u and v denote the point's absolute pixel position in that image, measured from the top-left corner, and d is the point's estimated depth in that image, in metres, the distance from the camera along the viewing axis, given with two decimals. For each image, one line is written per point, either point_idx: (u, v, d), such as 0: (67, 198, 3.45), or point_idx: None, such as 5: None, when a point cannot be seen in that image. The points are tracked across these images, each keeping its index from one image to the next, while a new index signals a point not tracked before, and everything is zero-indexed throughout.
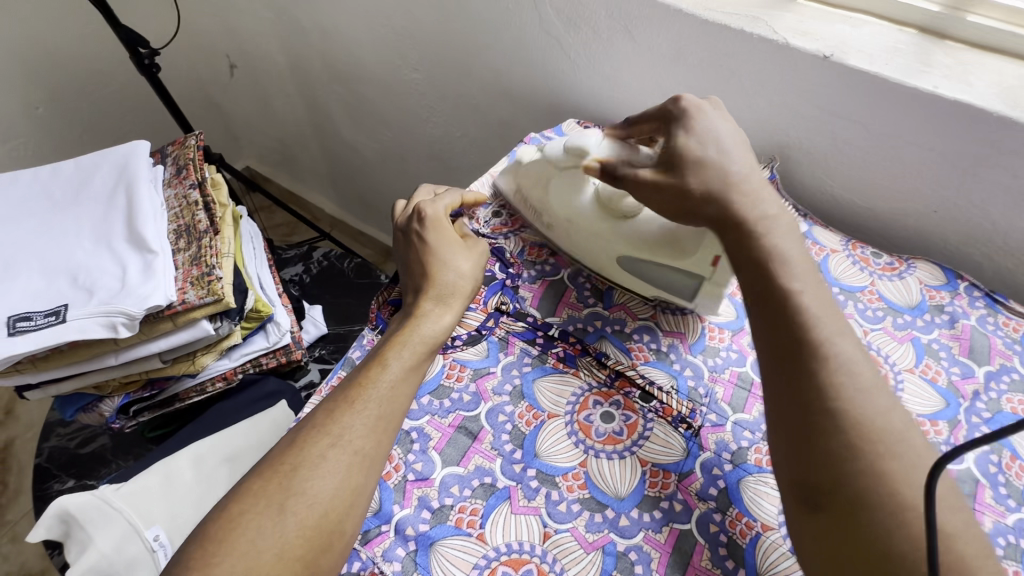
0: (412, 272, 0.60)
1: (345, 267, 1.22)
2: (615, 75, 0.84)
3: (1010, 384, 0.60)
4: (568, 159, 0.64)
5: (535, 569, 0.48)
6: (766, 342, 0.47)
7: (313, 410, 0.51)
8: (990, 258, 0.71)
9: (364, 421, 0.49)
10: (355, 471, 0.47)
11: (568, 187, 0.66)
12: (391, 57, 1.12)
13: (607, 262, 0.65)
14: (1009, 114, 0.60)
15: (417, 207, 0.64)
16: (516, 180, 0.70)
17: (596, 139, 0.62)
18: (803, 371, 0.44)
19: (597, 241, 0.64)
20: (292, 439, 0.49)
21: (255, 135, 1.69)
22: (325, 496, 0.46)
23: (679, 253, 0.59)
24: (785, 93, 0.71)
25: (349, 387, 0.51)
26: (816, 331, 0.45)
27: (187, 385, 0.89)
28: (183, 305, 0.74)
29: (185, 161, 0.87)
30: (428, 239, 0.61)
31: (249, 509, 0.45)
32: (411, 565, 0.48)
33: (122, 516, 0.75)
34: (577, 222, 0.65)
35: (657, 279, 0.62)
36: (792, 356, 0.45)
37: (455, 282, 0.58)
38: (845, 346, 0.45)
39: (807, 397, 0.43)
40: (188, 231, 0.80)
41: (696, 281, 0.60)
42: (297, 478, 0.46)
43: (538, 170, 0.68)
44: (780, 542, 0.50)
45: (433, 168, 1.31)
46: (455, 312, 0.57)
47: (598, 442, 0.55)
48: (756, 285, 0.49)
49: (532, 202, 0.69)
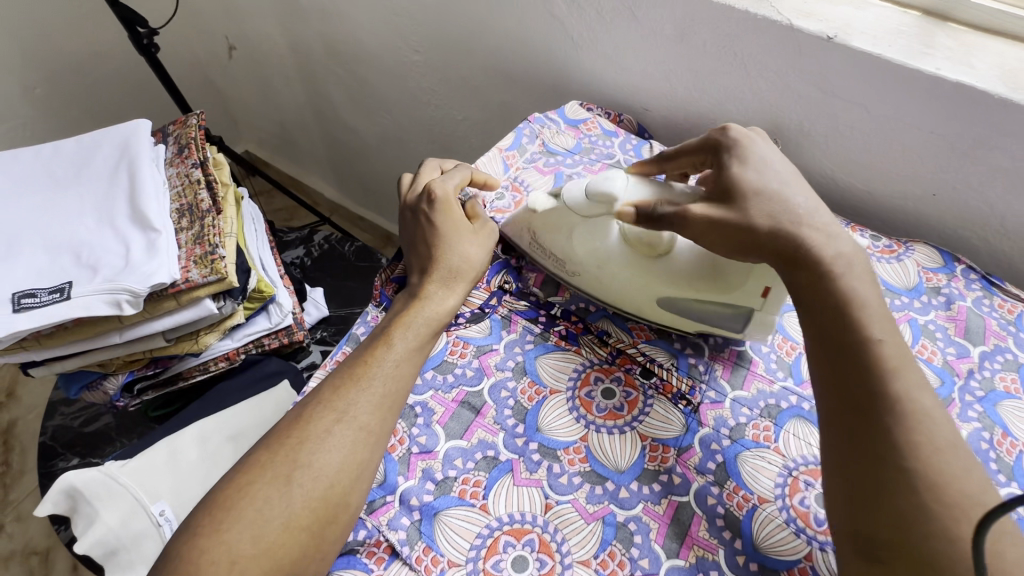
0: (418, 251, 0.61)
1: (345, 250, 1.22)
2: (618, 58, 0.83)
3: (1003, 363, 0.61)
4: (592, 206, 0.60)
5: (536, 539, 0.49)
6: (836, 386, 0.46)
7: (321, 383, 0.52)
8: (987, 241, 0.72)
9: (371, 399, 0.50)
10: (360, 445, 0.48)
11: (592, 232, 0.62)
12: (392, 39, 1.11)
13: (645, 304, 0.61)
14: (1011, 96, 0.60)
15: (427, 186, 0.63)
16: (529, 227, 0.65)
17: (619, 179, 0.59)
18: (874, 423, 0.44)
19: (633, 286, 0.60)
20: (298, 413, 0.50)
21: (255, 119, 1.68)
22: (332, 468, 0.47)
23: (725, 285, 0.58)
24: (788, 76, 0.71)
25: (356, 363, 0.52)
26: (895, 386, 0.44)
27: (191, 364, 0.90)
28: (187, 283, 0.74)
29: (187, 141, 0.87)
30: (435, 220, 0.60)
31: (256, 479, 0.46)
32: (415, 534, 0.49)
33: (129, 492, 0.77)
34: (609, 266, 0.61)
35: (699, 315, 0.60)
36: (868, 411, 0.44)
37: (458, 265, 0.59)
38: (928, 403, 0.44)
39: (880, 452, 0.43)
40: (191, 210, 0.80)
41: (744, 310, 0.58)
42: (305, 451, 0.47)
43: (558, 219, 0.63)
44: (776, 514, 0.51)
45: (434, 152, 1.31)
46: (457, 293, 0.58)
47: (600, 418, 0.56)
48: (829, 330, 0.48)
49: (551, 249, 0.64)
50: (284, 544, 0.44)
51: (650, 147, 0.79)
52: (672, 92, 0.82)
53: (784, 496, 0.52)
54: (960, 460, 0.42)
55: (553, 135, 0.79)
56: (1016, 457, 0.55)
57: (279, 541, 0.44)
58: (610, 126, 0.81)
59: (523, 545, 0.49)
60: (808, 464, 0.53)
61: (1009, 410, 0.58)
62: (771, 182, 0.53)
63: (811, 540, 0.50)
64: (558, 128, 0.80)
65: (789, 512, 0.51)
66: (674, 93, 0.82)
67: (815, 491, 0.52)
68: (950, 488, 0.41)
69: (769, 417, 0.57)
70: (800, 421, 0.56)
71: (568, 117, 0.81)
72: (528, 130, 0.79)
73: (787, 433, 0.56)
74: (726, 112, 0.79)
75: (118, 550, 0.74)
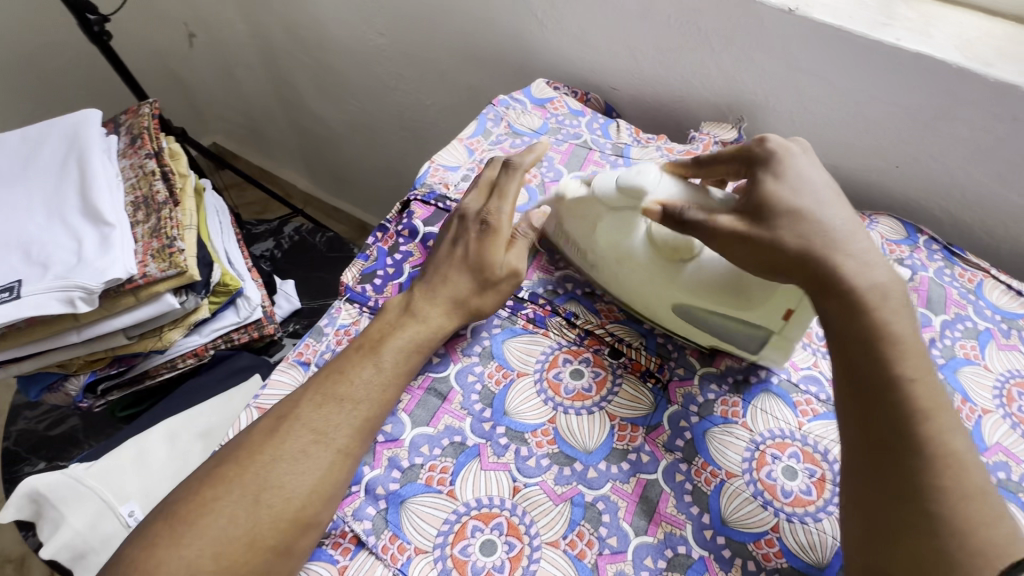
0: (439, 265, 0.59)
1: (317, 241, 1.20)
2: (583, 36, 0.82)
3: (963, 331, 0.62)
4: (621, 198, 0.56)
5: (504, 522, 0.49)
6: (862, 422, 0.45)
7: (298, 392, 0.51)
8: (948, 212, 0.73)
9: (350, 419, 0.49)
10: (337, 467, 0.48)
11: (618, 225, 0.57)
12: (355, 22, 1.08)
13: (659, 307, 0.58)
14: (968, 66, 0.60)
15: (486, 206, 0.60)
16: (554, 213, 0.62)
17: (655, 176, 0.54)
18: (903, 463, 0.43)
19: (648, 290, 0.57)
20: (271, 428, 0.49)
21: (221, 109, 1.63)
22: (302, 494, 0.46)
23: (748, 302, 0.53)
24: (752, 51, 0.71)
25: (329, 375, 0.52)
26: (921, 429, 0.43)
27: (156, 361, 0.87)
28: (144, 278, 0.72)
29: (140, 131, 0.83)
30: (473, 244, 0.59)
31: (223, 496, 0.45)
32: (382, 523, 0.49)
33: (95, 493, 0.75)
34: (628, 265, 0.57)
35: (718, 329, 0.56)
36: (894, 454, 0.43)
37: (469, 298, 0.57)
38: (958, 445, 0.43)
39: (902, 494, 0.42)
40: (147, 203, 0.77)
41: (763, 333, 0.54)
42: (275, 472, 0.46)
43: (586, 207, 0.59)
44: (743, 488, 0.51)
45: (405, 139, 1.28)
46: (452, 321, 0.56)
47: (567, 399, 0.56)
48: (863, 365, 0.45)
49: (573, 236, 0.61)
50: (250, 562, 0.44)
51: (616, 125, 0.78)
52: (638, 70, 0.81)
53: (751, 470, 0.52)
54: (988, 506, 0.42)
55: (519, 116, 0.77)
56: (975, 421, 0.56)
57: (242, 559, 0.43)
58: (576, 106, 0.79)
59: (491, 529, 0.49)
60: (774, 438, 0.54)
61: (969, 376, 0.59)
62: (806, 202, 0.49)
63: (777, 512, 0.50)
64: (523, 109, 0.78)
65: (756, 485, 0.51)
66: (640, 70, 0.81)
67: (781, 464, 0.53)
68: (975, 535, 0.41)
69: (737, 392, 0.57)
70: (768, 396, 0.57)
71: (534, 97, 0.80)
72: (492, 114, 0.77)
73: (755, 409, 0.56)
74: (693, 89, 0.79)
75: (88, 553, 0.73)
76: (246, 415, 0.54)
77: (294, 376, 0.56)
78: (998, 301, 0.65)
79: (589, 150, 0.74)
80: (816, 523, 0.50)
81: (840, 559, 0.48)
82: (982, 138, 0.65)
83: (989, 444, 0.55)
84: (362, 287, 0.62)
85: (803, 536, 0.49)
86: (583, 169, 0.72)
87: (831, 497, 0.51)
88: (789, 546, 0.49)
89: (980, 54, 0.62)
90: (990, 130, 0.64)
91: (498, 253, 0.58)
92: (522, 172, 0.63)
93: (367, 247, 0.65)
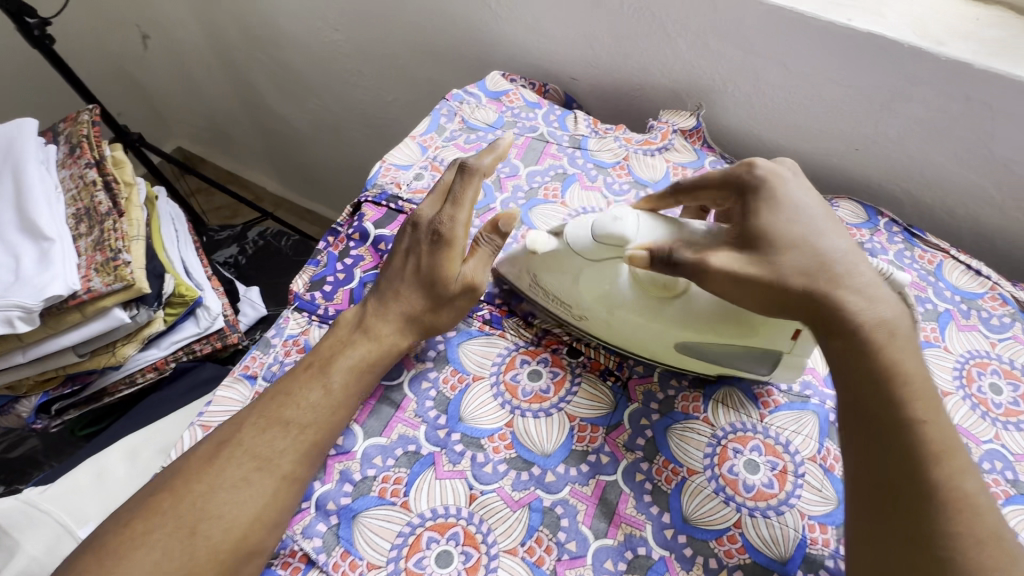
0: (393, 286, 0.56)
1: (282, 245, 1.17)
2: (539, 25, 0.80)
3: (924, 314, 0.62)
4: (601, 248, 0.51)
5: (461, 532, 0.48)
6: (867, 459, 0.42)
7: (242, 414, 0.50)
8: (908, 193, 0.72)
9: (294, 439, 0.48)
10: (281, 489, 0.46)
11: (600, 275, 0.52)
12: (309, 18, 1.05)
13: (662, 350, 0.54)
14: (919, 44, 0.60)
15: (438, 219, 0.56)
16: (528, 270, 0.56)
17: (634, 220, 0.50)
18: (912, 502, 0.40)
19: (646, 332, 0.53)
20: (210, 454, 0.48)
21: (183, 112, 1.58)
22: (244, 521, 0.45)
23: (748, 331, 0.49)
24: (707, 36, 0.69)
25: (275, 396, 0.50)
26: (931, 470, 0.40)
27: (112, 378, 0.85)
28: (89, 293, 0.69)
29: (79, 140, 0.79)
30: (425, 258, 0.56)
31: (158, 527, 0.44)
32: (332, 539, 0.47)
33: (52, 516, 0.71)
34: (621, 312, 0.52)
35: (718, 357, 0.52)
36: (904, 496, 0.40)
37: (422, 314, 0.55)
38: (969, 487, 0.40)
39: (915, 538, 0.39)
40: (89, 214, 0.74)
41: (774, 357, 0.51)
42: (214, 501, 0.45)
43: (563, 260, 0.53)
44: (705, 484, 0.51)
45: (369, 137, 1.26)
46: (406, 337, 0.54)
47: (525, 402, 0.54)
48: (868, 398, 0.43)
49: (552, 291, 0.55)
50: None
51: (574, 116, 0.76)
52: (595, 58, 0.79)
53: (713, 466, 0.51)
54: (1004, 551, 0.38)
55: (473, 110, 0.75)
56: None
57: None
58: (533, 98, 0.77)
59: (447, 539, 0.47)
60: (735, 432, 0.53)
61: (929, 359, 0.59)
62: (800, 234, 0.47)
63: (739, 507, 0.49)
64: (477, 103, 0.76)
65: (718, 481, 0.51)
66: (599, 59, 0.79)
67: (743, 458, 0.52)
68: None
69: (698, 387, 0.56)
70: (728, 388, 0.56)
71: (489, 90, 0.78)
72: (446, 109, 0.75)
73: (716, 402, 0.55)
74: (650, 76, 0.77)
75: None
76: (189, 435, 0.52)
77: (240, 391, 0.54)
78: (958, 282, 0.64)
79: (546, 143, 0.73)
80: (779, 517, 0.49)
81: (803, 552, 0.48)
82: (938, 118, 0.64)
83: None
84: (312, 294, 0.60)
85: (766, 531, 0.48)
86: (540, 163, 0.71)
87: (794, 489, 0.50)
88: (751, 540, 0.48)
89: (932, 32, 0.61)
90: (946, 109, 0.63)
91: (453, 267, 0.55)
92: (479, 175, 0.58)
93: (318, 252, 0.63)
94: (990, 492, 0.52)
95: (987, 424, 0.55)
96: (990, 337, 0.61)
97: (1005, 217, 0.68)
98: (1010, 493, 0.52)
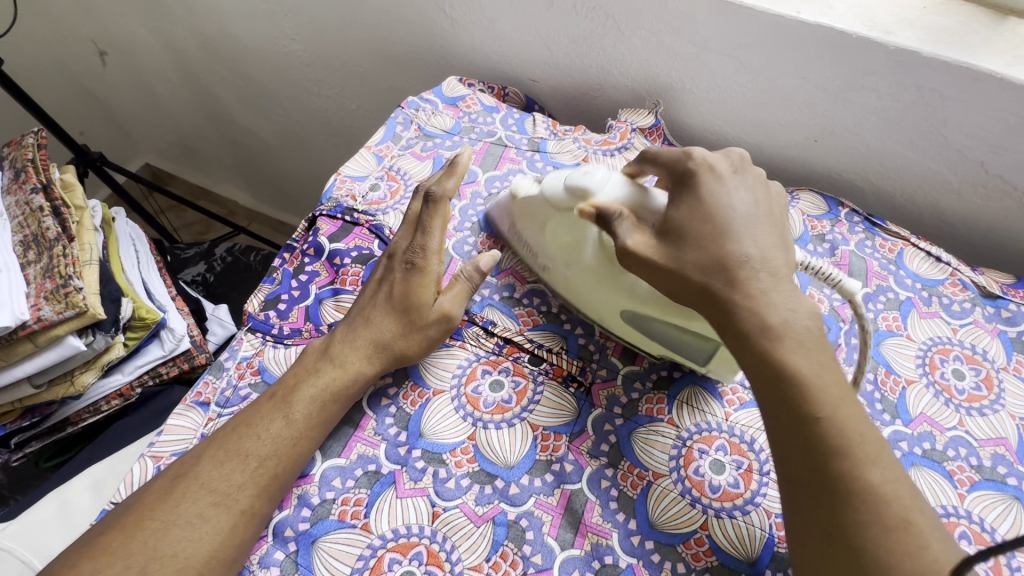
0: (365, 312, 0.55)
1: (251, 260, 1.15)
2: (495, 28, 0.79)
3: (886, 303, 0.62)
4: (569, 199, 0.54)
5: (424, 551, 0.47)
6: (785, 452, 0.42)
7: (199, 448, 0.48)
8: (869, 182, 0.72)
9: (247, 469, 0.47)
10: (236, 520, 0.45)
11: (568, 227, 0.55)
12: (265, 30, 1.03)
13: (606, 314, 0.55)
14: (867, 34, 0.59)
15: (411, 248, 0.56)
16: (509, 214, 0.61)
17: (603, 176, 0.52)
18: (829, 493, 0.39)
19: (592, 293, 0.55)
20: (165, 489, 0.46)
21: (147, 129, 1.54)
22: (200, 557, 0.43)
23: (682, 316, 0.49)
24: (660, 33, 0.69)
25: (239, 426, 0.49)
26: (838, 461, 0.40)
27: (75, 407, 0.82)
28: (39, 323, 0.67)
29: (24, 164, 0.77)
30: (398, 285, 0.55)
31: (106, 569, 0.42)
32: (292, 567, 0.46)
33: (14, 554, 0.68)
34: (573, 266, 0.55)
35: (666, 340, 0.53)
36: (815, 483, 0.40)
37: (393, 341, 0.53)
38: (876, 477, 0.39)
39: (828, 527, 0.39)
40: (37, 241, 0.72)
41: (710, 346, 0.50)
42: (167, 539, 0.43)
43: (536, 207, 0.58)
44: (670, 487, 0.50)
45: (337, 146, 1.24)
46: (373, 365, 0.53)
47: (487, 413, 0.53)
48: (773, 395, 0.43)
49: (526, 239, 0.60)
50: None
51: (532, 119, 0.75)
52: (553, 59, 0.79)
53: (678, 468, 0.51)
54: (914, 537, 0.37)
55: (429, 117, 0.74)
56: (899, 394, 0.56)
57: None
58: (490, 102, 0.77)
59: (410, 560, 0.46)
60: (700, 432, 0.52)
61: (892, 348, 0.59)
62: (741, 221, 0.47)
63: (706, 509, 0.49)
64: (433, 109, 0.75)
65: (684, 484, 0.50)
66: (556, 59, 0.78)
67: (708, 458, 0.51)
68: (900, 568, 0.36)
69: (662, 389, 0.55)
70: (692, 388, 0.55)
71: (445, 96, 0.77)
72: (401, 117, 0.74)
73: (680, 403, 0.54)
74: (609, 75, 0.77)
75: None
76: (140, 467, 0.51)
77: (193, 419, 0.53)
78: (918, 269, 0.65)
79: (504, 148, 0.72)
80: (744, 516, 0.48)
81: (770, 550, 0.47)
82: (891, 107, 0.64)
83: (914, 416, 0.55)
84: (266, 314, 0.59)
85: (733, 531, 0.48)
86: (498, 167, 0.70)
87: (759, 488, 0.49)
88: (718, 543, 0.47)
89: (880, 22, 0.61)
90: (898, 98, 0.63)
91: (427, 295, 0.55)
92: (445, 202, 0.58)
93: (272, 270, 0.62)
94: (956, 478, 0.52)
95: (950, 411, 0.55)
96: (951, 323, 0.61)
97: (963, 202, 0.68)
98: (975, 479, 0.52)
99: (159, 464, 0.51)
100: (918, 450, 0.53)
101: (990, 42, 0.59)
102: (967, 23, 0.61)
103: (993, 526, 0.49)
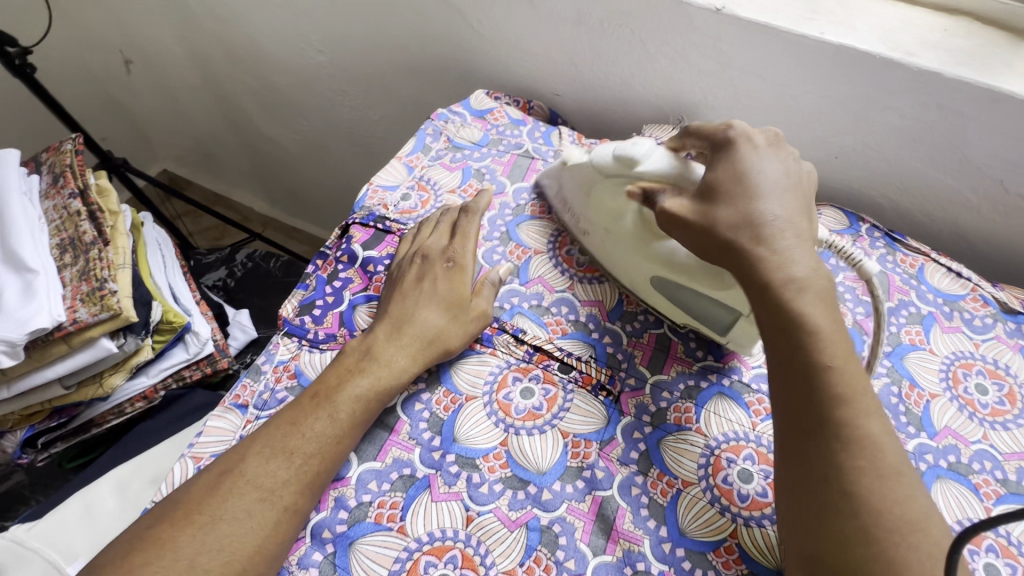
0: (404, 301, 0.57)
1: (271, 266, 1.17)
2: (521, 44, 0.81)
3: (908, 317, 0.63)
4: (616, 166, 0.56)
5: (459, 555, 0.47)
6: (788, 405, 0.44)
7: (243, 445, 0.49)
8: (889, 199, 0.74)
9: (290, 470, 0.47)
10: (277, 518, 0.46)
11: (613, 193, 0.58)
12: (292, 41, 1.05)
13: (641, 280, 0.60)
14: (891, 55, 0.61)
15: (449, 247, 0.61)
16: (559, 179, 0.65)
17: (649, 148, 0.55)
18: (827, 446, 0.41)
19: (629, 259, 0.59)
20: (209, 484, 0.47)
21: (168, 136, 1.57)
22: (245, 550, 0.44)
23: (713, 284, 0.53)
24: (686, 50, 0.71)
25: (285, 423, 0.50)
26: (840, 411, 0.42)
27: (101, 408, 0.83)
28: (75, 324, 0.68)
29: (62, 169, 0.79)
30: (442, 283, 0.58)
31: (154, 560, 0.43)
32: (329, 568, 0.47)
33: (40, 555, 0.68)
34: (616, 234, 0.59)
35: (695, 310, 0.57)
36: (815, 433, 0.42)
37: (438, 336, 0.56)
38: (874, 428, 0.41)
39: (824, 477, 0.41)
40: (74, 244, 0.74)
41: (729, 317, 0.55)
42: (215, 533, 0.44)
43: (584, 174, 0.61)
44: (700, 495, 0.51)
45: (357, 155, 1.26)
46: (417, 363, 0.54)
47: (518, 419, 0.54)
48: (784, 351, 0.44)
49: (571, 204, 0.64)
50: None
51: (558, 132, 0.77)
52: (578, 74, 0.81)
53: (707, 477, 0.52)
54: (903, 486, 0.40)
55: (458, 129, 0.76)
56: (923, 407, 0.57)
57: None
58: (517, 115, 0.78)
59: (445, 563, 0.47)
60: (729, 442, 0.53)
61: (915, 362, 0.60)
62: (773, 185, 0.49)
63: (735, 517, 0.50)
64: (462, 121, 0.77)
65: (714, 492, 0.51)
66: (580, 73, 0.80)
67: (737, 467, 0.52)
68: (889, 513, 0.39)
69: (689, 398, 0.56)
70: (721, 399, 0.56)
71: (473, 109, 0.79)
72: (431, 129, 0.76)
73: (708, 412, 0.55)
74: (632, 91, 0.79)
75: None
76: (181, 467, 0.52)
77: (232, 421, 0.54)
78: (939, 284, 0.66)
79: (532, 159, 0.73)
80: (773, 526, 0.49)
81: None
82: (913, 126, 0.65)
83: (939, 429, 0.56)
84: (301, 319, 0.60)
85: (763, 540, 0.48)
86: (526, 179, 0.71)
87: None
88: (748, 551, 0.48)
89: (902, 43, 0.63)
90: (918, 117, 0.64)
91: (468, 294, 0.58)
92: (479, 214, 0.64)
93: (306, 277, 0.63)
94: (981, 492, 0.52)
95: (974, 425, 0.56)
96: (973, 338, 0.62)
97: (982, 220, 0.70)
98: (1000, 492, 0.52)
99: (198, 464, 0.52)
100: (945, 463, 0.54)
101: (1011, 65, 0.60)
102: (987, 46, 0.63)
103: (1020, 539, 0.50)
